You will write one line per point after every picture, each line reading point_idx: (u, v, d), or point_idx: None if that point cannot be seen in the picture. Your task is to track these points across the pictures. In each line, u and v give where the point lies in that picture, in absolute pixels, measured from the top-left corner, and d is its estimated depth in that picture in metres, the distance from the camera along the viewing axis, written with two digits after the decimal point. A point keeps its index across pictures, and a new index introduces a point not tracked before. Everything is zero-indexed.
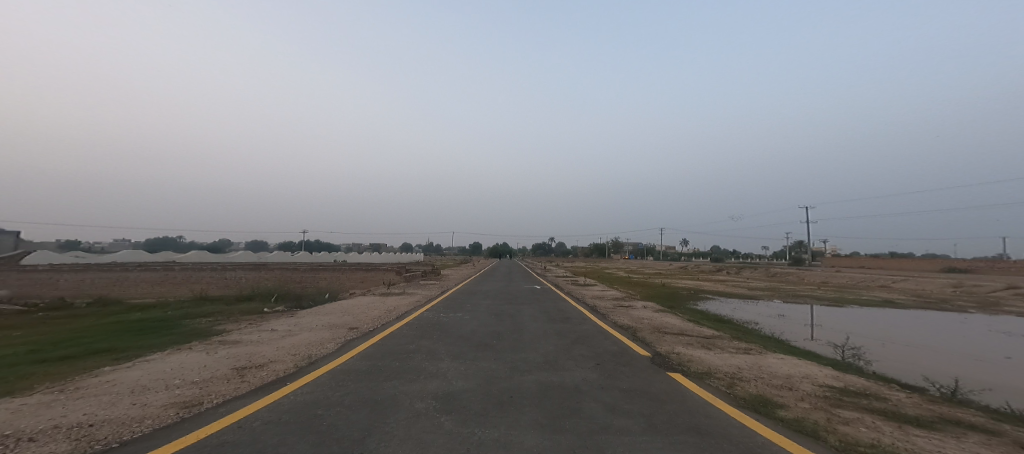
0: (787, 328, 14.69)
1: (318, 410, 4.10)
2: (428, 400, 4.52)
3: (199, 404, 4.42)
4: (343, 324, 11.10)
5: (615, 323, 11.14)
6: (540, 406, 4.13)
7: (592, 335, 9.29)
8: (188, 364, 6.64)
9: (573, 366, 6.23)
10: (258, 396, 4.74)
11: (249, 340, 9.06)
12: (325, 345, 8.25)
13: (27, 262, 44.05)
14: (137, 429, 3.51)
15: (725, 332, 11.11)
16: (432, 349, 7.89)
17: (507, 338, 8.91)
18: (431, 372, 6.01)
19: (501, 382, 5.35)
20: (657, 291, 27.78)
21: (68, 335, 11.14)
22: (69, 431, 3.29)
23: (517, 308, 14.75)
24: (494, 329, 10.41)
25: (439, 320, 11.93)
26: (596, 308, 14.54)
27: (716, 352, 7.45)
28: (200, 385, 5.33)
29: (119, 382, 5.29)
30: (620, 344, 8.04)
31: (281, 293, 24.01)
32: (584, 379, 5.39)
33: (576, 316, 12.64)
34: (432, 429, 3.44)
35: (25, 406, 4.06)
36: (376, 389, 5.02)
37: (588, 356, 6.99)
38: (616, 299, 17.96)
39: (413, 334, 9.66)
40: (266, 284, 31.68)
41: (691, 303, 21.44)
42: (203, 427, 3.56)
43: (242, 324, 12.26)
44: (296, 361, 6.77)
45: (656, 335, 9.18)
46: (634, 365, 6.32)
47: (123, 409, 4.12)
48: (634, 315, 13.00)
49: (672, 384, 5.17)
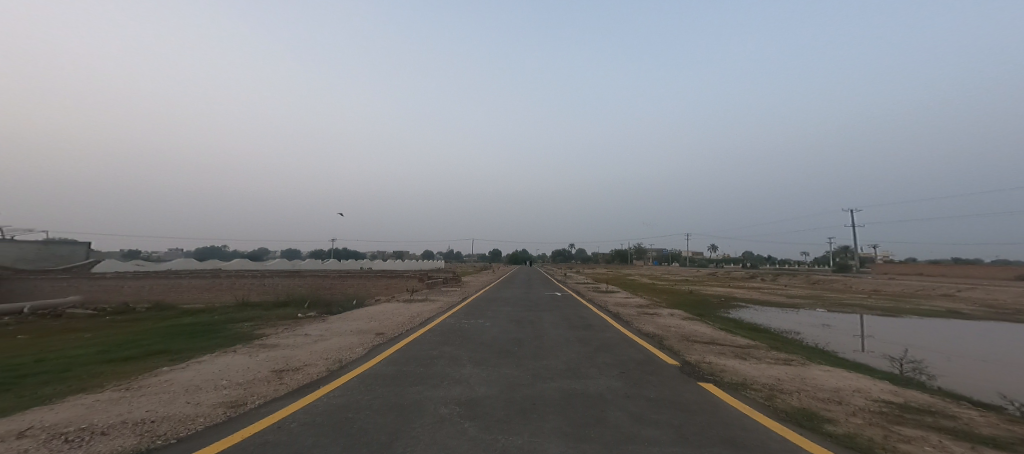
0: (833, 339, 13.81)
1: (348, 413, 4.23)
2: (452, 405, 4.58)
3: (244, 404, 4.68)
4: (370, 330, 11.36)
5: (639, 330, 10.86)
6: (562, 414, 4.10)
7: (616, 342, 9.12)
8: (232, 366, 7.00)
9: (597, 373, 6.11)
10: (295, 398, 4.97)
11: (285, 344, 9.50)
12: (354, 350, 8.54)
13: (98, 270, 48.33)
14: (192, 426, 3.77)
15: (761, 341, 10.61)
16: (454, 355, 7.98)
17: (528, 345, 8.87)
18: (454, 378, 6.07)
19: (523, 389, 5.31)
20: (686, 298, 26.90)
21: (129, 337, 12.07)
22: (133, 427, 3.56)
23: (539, 315, 14.67)
24: (516, 335, 10.40)
25: (461, 327, 12.03)
26: (621, 316, 14.23)
27: (752, 362, 7.12)
28: (244, 386, 5.62)
29: (174, 382, 5.68)
30: (646, 353, 7.81)
31: (313, 299, 24.96)
32: (610, 387, 5.28)
33: (599, 323, 12.44)
34: (455, 434, 3.49)
35: (96, 402, 4.42)
36: (403, 393, 5.13)
37: (612, 364, 6.81)
38: (642, 307, 17.50)
39: (438, 340, 9.74)
40: (300, 291, 33.15)
41: (725, 311, 20.60)
42: (248, 426, 3.79)
43: (279, 328, 12.88)
44: (328, 365, 7.04)
45: (685, 343, 8.87)
46: (661, 373, 6.14)
47: (179, 407, 4.43)
48: (661, 322, 12.63)
49: (706, 394, 4.97)
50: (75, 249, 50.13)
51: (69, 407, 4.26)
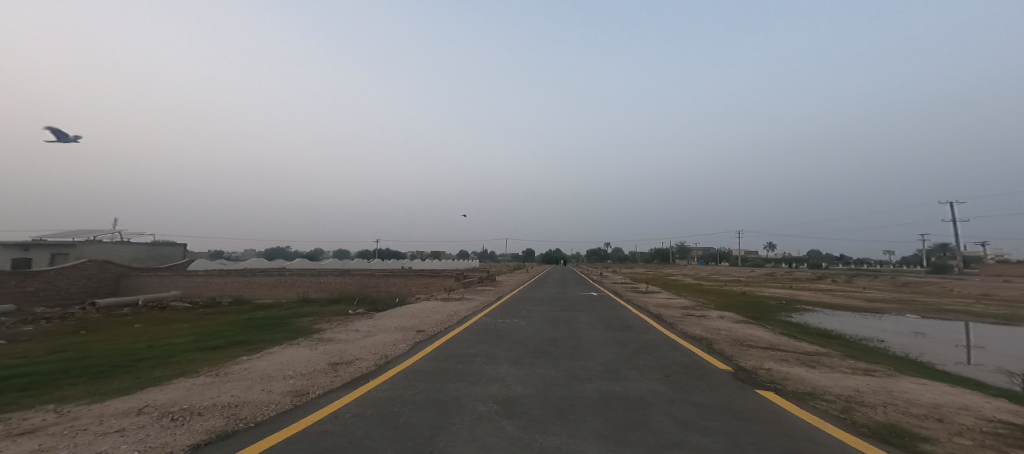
0: (926, 349, 12.23)
1: (394, 407, 4.42)
2: (489, 403, 4.63)
3: (307, 393, 5.05)
4: (412, 327, 11.78)
5: (684, 333, 10.36)
6: (600, 416, 3.99)
7: (659, 344, 8.72)
8: (295, 357, 7.57)
9: (636, 376, 5.90)
10: (349, 389, 5.29)
11: (339, 338, 10.11)
12: (398, 345, 8.90)
13: (193, 267, 54.75)
14: (267, 411, 4.14)
15: (833, 348, 9.63)
16: (491, 353, 8.05)
17: (565, 346, 8.72)
18: (491, 376, 6.13)
19: (559, 389, 5.26)
20: (740, 300, 25.09)
21: (212, 328, 13.51)
22: (221, 410, 3.97)
23: (575, 316, 14.38)
24: (551, 335, 10.27)
25: (497, 326, 12.12)
26: (663, 317, 13.57)
27: (821, 371, 6.51)
28: (306, 377, 6.07)
29: (249, 369, 6.25)
30: (694, 357, 7.39)
31: (362, 296, 26.36)
32: (652, 390, 5.08)
33: (639, 324, 11.95)
34: (493, 432, 3.53)
35: (192, 385, 4.99)
36: (443, 390, 5.27)
37: (653, 367, 6.54)
38: (685, 308, 16.71)
39: (474, 338, 9.92)
40: (349, 288, 35.06)
41: (786, 315, 18.96)
42: (312, 414, 4.10)
43: (334, 323, 13.76)
44: (376, 359, 7.41)
45: (739, 348, 8.31)
46: (711, 379, 5.79)
47: (256, 393, 4.87)
48: (709, 325, 11.89)
49: (761, 402, 4.62)
50: (178, 249, 53.32)
51: (172, 388, 4.83)
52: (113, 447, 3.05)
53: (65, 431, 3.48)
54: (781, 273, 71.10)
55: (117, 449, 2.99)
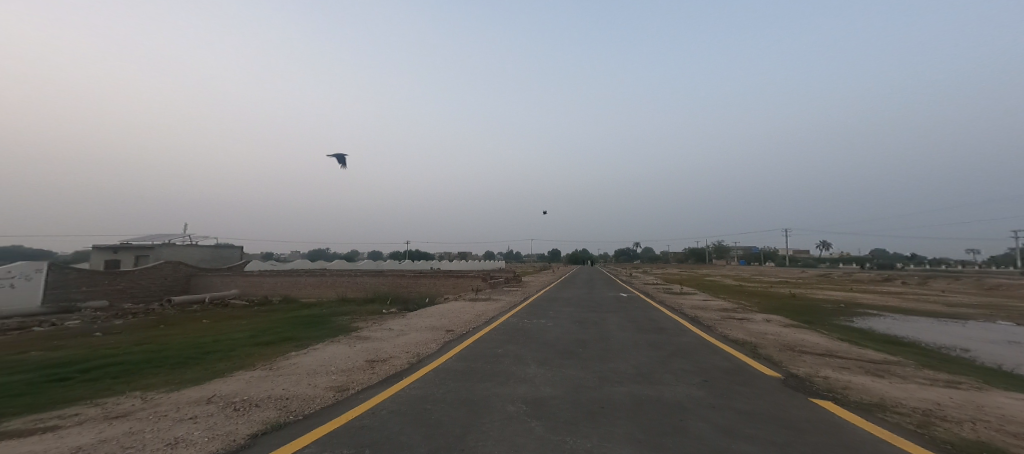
0: (1011, 359, 10.95)
1: (426, 404, 4.48)
2: (518, 403, 4.58)
3: (348, 389, 5.21)
4: (441, 326, 11.94)
5: (725, 336, 9.85)
6: (634, 419, 3.84)
7: (696, 348, 8.33)
8: (335, 354, 7.86)
9: (672, 379, 5.66)
10: (386, 386, 5.41)
11: (374, 336, 10.42)
12: (429, 344, 9.04)
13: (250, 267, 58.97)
14: (313, 405, 4.31)
15: (898, 356, 8.83)
16: (519, 354, 8.00)
17: (594, 347, 8.52)
18: (520, 376, 6.08)
19: (589, 390, 5.12)
20: (785, 303, 23.64)
21: (262, 325, 14.37)
22: (275, 402, 4.18)
23: (604, 316, 14.05)
24: (580, 336, 10.07)
25: (524, 326, 12.04)
26: (700, 319, 12.99)
27: (888, 381, 5.97)
28: (346, 373, 6.28)
29: (296, 364, 6.54)
30: (736, 361, 6.99)
31: (395, 296, 27.10)
32: (689, 395, 4.84)
33: (673, 327, 11.49)
34: (522, 433, 3.50)
35: (249, 377, 5.28)
36: (473, 389, 5.27)
37: (690, 371, 6.25)
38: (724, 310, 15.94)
39: (501, 338, 9.92)
40: (382, 288, 36.16)
41: (839, 319, 17.62)
42: (353, 409, 4.22)
43: (369, 322, 14.21)
44: (409, 357, 7.56)
45: (789, 354, 7.79)
46: (756, 385, 5.44)
47: (303, 387, 5.08)
48: (752, 329, 11.24)
49: (816, 412, 4.27)
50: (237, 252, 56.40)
51: (233, 380, 5.15)
52: (187, 433, 3.27)
53: (148, 417, 3.77)
54: (831, 274, 66.55)
55: (191, 436, 3.20)
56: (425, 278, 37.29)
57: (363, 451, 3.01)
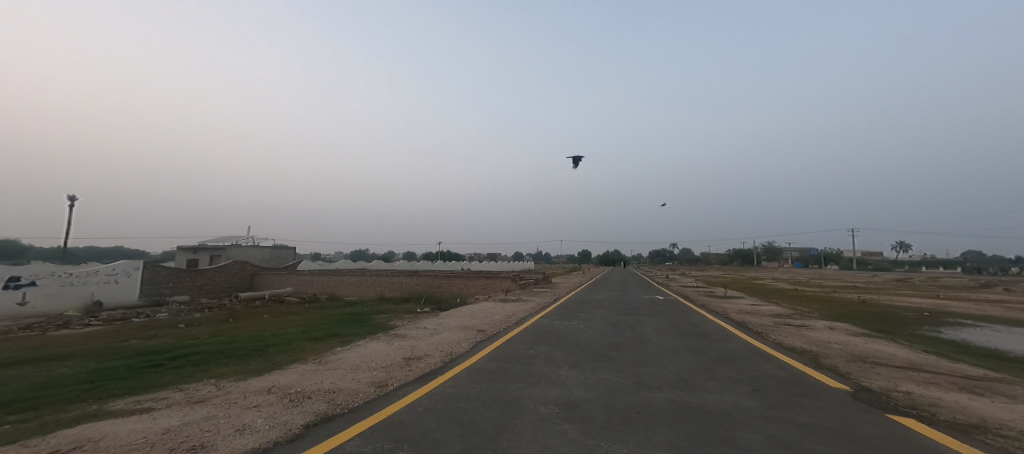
0: None
1: (460, 403, 4.57)
2: (550, 406, 4.57)
3: (387, 385, 5.43)
4: (473, 326, 12.11)
5: (778, 343, 9.28)
6: (673, 427, 3.73)
7: (742, 355, 7.91)
8: (374, 351, 8.19)
9: (716, 387, 5.41)
10: (422, 383, 5.58)
11: (409, 334, 10.74)
12: (461, 343, 9.21)
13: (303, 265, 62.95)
14: (356, 399, 4.52)
15: (989, 370, 7.94)
16: (550, 355, 7.96)
17: (629, 351, 8.31)
18: (551, 378, 6.05)
19: (624, 395, 5.01)
20: (843, 309, 21.88)
21: (309, 322, 15.25)
22: (324, 394, 4.43)
23: (639, 320, 13.66)
24: (613, 339, 9.86)
25: (555, 327, 11.95)
26: (748, 325, 12.32)
27: (983, 400, 5.39)
28: (385, 369, 6.52)
29: (340, 360, 6.88)
30: (791, 371, 6.57)
31: (429, 296, 27.77)
32: (735, 404, 4.61)
33: (716, 332, 10.98)
34: (555, 435, 3.49)
35: (302, 370, 5.63)
36: (504, 389, 5.31)
37: (736, 379, 5.95)
38: (775, 316, 15.04)
39: (533, 339, 9.91)
40: (416, 288, 37.11)
41: (910, 328, 16.06)
42: (392, 405, 4.40)
43: (404, 320, 14.67)
44: (443, 356, 7.73)
45: (856, 365, 7.22)
46: (813, 397, 5.08)
47: (348, 381, 5.35)
48: (809, 336, 10.51)
49: (890, 429, 3.93)
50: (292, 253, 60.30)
51: (288, 372, 5.50)
52: (253, 420, 3.54)
53: (221, 403, 4.13)
54: (910, 279, 60.14)
55: (256, 423, 3.47)
56: (457, 278, 37.88)
57: (402, 446, 3.14)
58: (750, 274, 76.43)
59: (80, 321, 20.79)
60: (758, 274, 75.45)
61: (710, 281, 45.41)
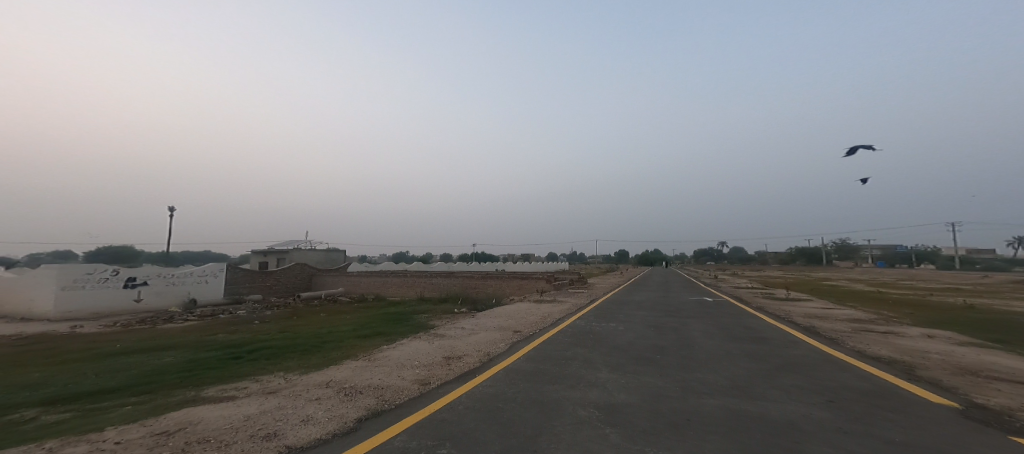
0: None
1: (498, 403, 4.56)
2: (591, 408, 4.45)
3: (430, 382, 5.54)
4: (509, 327, 12.12)
5: (859, 352, 8.46)
6: (728, 436, 3.49)
7: (804, 362, 7.30)
8: (415, 350, 8.39)
9: (781, 397, 5.01)
10: (462, 383, 5.64)
11: (447, 334, 10.91)
12: (498, 344, 9.22)
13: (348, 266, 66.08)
14: (403, 396, 4.65)
15: None
16: (589, 357, 7.78)
17: (675, 355, 7.95)
18: (591, 381, 5.90)
19: (671, 401, 4.78)
20: (921, 313, 19.70)
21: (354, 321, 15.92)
22: (374, 390, 4.58)
23: (683, 322, 13.04)
24: (656, 342, 9.47)
25: (593, 329, 11.67)
26: (817, 330, 11.37)
27: None
28: (427, 368, 6.67)
29: (386, 357, 7.11)
30: (871, 382, 5.95)
31: (465, 296, 28.15)
32: (806, 416, 4.22)
33: (774, 337, 10.23)
34: (597, 439, 3.39)
35: (352, 366, 5.87)
36: (543, 390, 5.25)
37: (804, 389, 5.47)
38: (849, 321, 13.75)
39: (571, 341, 9.76)
40: (454, 289, 37.76)
41: (1008, 335, 14.14)
42: (434, 402, 4.47)
43: (442, 320, 14.94)
44: (480, 356, 7.78)
45: (964, 380, 6.38)
46: (895, 410, 4.57)
47: (394, 378, 5.52)
48: (896, 345, 9.49)
49: (997, 449, 3.45)
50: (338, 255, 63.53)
51: (340, 368, 5.76)
52: (314, 412, 3.73)
53: (287, 395, 4.39)
54: (1005, 280, 52.99)
55: (317, 415, 3.66)
56: (492, 278, 38.14)
57: (444, 443, 3.17)
58: (813, 274, 70.71)
59: (178, 317, 23.23)
60: (824, 275, 69.39)
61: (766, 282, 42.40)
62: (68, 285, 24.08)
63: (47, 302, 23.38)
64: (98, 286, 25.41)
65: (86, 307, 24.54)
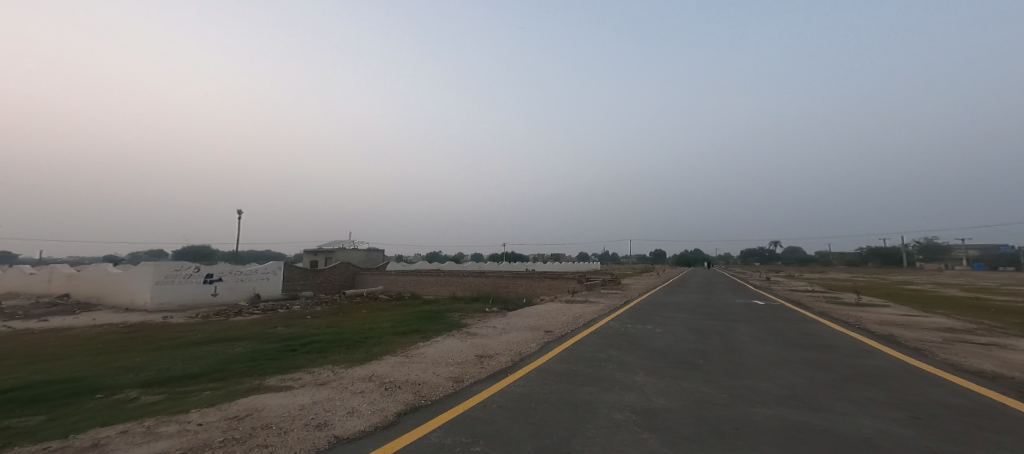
0: None
1: (530, 403, 4.55)
2: (627, 412, 4.35)
3: (463, 380, 5.63)
4: (540, 327, 12.07)
5: (955, 366, 7.62)
6: (780, 448, 3.29)
7: (868, 373, 6.74)
8: (449, 347, 8.55)
9: (844, 409, 4.64)
10: (494, 381, 5.68)
11: (479, 333, 11.02)
12: (529, 344, 9.21)
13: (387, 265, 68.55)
14: (438, 392, 4.75)
15: None
16: (623, 360, 7.60)
17: (719, 360, 7.59)
18: (627, 384, 5.76)
19: (715, 408, 4.57)
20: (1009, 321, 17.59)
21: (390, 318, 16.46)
22: (412, 386, 4.71)
23: (726, 326, 12.43)
24: (696, 347, 9.08)
25: (628, 331, 11.38)
26: (897, 340, 10.37)
27: None
28: (460, 365, 6.77)
29: (421, 354, 7.30)
30: (955, 399, 5.37)
31: (497, 296, 28.35)
32: (874, 431, 3.89)
33: (833, 345, 9.50)
34: (634, 443, 3.31)
35: (391, 362, 6.07)
36: (576, 392, 5.18)
37: (870, 402, 5.05)
38: (936, 330, 12.42)
39: (605, 342, 9.57)
40: (486, 288, 38.14)
41: None
42: (468, 400, 4.53)
43: (475, 319, 15.13)
44: (512, 355, 7.81)
45: None
46: (979, 429, 4.12)
47: (430, 375, 5.66)
48: (997, 358, 8.46)
49: None
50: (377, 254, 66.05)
51: (380, 363, 5.98)
52: (359, 405, 3.89)
53: (335, 387, 4.61)
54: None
55: (362, 407, 3.82)
56: (523, 278, 38.17)
57: (478, 441, 3.21)
58: (879, 277, 64.77)
59: (247, 310, 25.17)
60: (892, 278, 63.36)
61: (823, 284, 39.40)
62: (161, 279, 26.69)
63: (145, 294, 26.19)
64: (185, 280, 28.07)
65: (176, 299, 27.22)
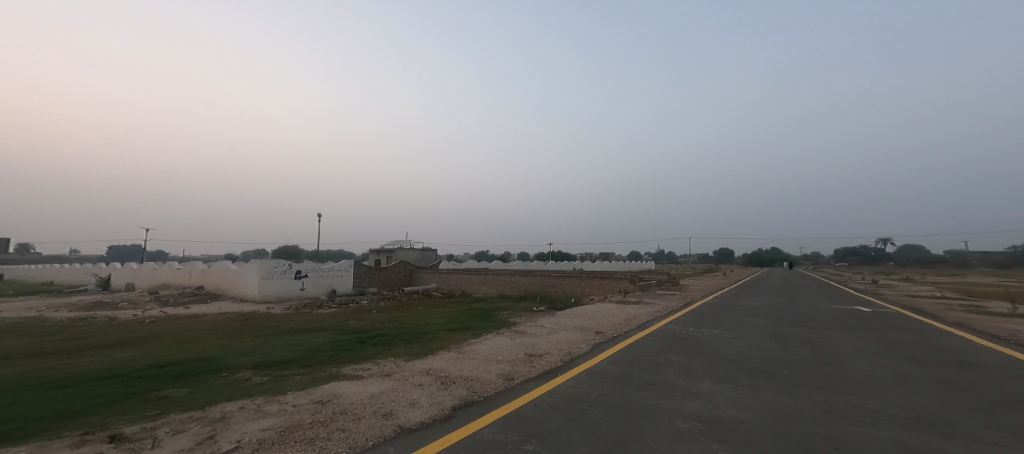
0: None
1: (583, 404, 4.49)
2: (690, 421, 4.13)
3: (514, 378, 5.70)
4: (590, 327, 11.84)
5: None
6: None
7: (992, 394, 5.77)
8: (499, 345, 8.67)
9: (961, 435, 4.02)
10: (545, 380, 5.68)
11: (529, 332, 11.06)
12: (579, 344, 9.09)
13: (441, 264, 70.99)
14: (489, 389, 4.85)
15: None
16: (684, 365, 7.22)
17: (801, 372, 6.92)
18: (689, 391, 5.48)
19: (796, 424, 4.18)
20: None
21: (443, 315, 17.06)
22: (466, 381, 4.86)
23: (805, 334, 11.31)
24: (769, 355, 8.37)
25: (689, 335, 10.79)
26: None
27: None
28: (510, 363, 6.86)
29: (473, 351, 7.48)
30: None
31: (547, 295, 28.21)
32: None
33: (947, 361, 8.22)
34: None
35: (446, 357, 6.29)
36: (631, 396, 5.03)
37: (996, 427, 4.32)
38: None
39: (663, 346, 9.15)
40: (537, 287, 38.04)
41: None
42: (518, 398, 4.58)
43: (526, 318, 15.18)
44: (562, 355, 7.74)
45: None
46: None
47: (482, 371, 5.79)
48: None
49: None
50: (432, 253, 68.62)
51: (435, 358, 6.22)
52: (419, 397, 4.10)
53: (398, 378, 4.89)
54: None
55: (422, 399, 4.02)
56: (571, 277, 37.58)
57: (531, 439, 3.24)
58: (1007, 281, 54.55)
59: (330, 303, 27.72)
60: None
61: (934, 289, 33.86)
62: (265, 275, 30.49)
63: (253, 288, 30.08)
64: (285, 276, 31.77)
65: (277, 292, 30.91)
